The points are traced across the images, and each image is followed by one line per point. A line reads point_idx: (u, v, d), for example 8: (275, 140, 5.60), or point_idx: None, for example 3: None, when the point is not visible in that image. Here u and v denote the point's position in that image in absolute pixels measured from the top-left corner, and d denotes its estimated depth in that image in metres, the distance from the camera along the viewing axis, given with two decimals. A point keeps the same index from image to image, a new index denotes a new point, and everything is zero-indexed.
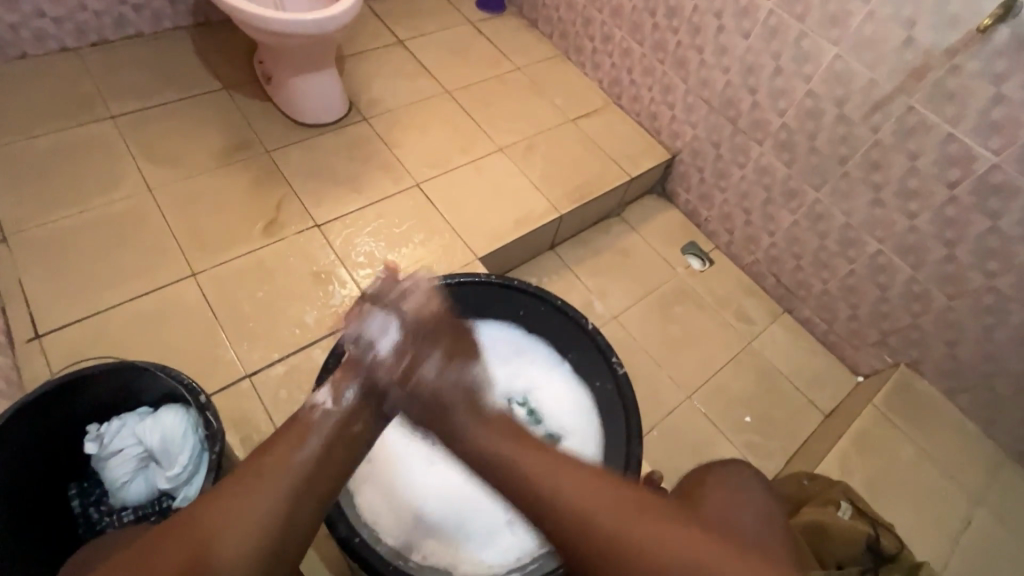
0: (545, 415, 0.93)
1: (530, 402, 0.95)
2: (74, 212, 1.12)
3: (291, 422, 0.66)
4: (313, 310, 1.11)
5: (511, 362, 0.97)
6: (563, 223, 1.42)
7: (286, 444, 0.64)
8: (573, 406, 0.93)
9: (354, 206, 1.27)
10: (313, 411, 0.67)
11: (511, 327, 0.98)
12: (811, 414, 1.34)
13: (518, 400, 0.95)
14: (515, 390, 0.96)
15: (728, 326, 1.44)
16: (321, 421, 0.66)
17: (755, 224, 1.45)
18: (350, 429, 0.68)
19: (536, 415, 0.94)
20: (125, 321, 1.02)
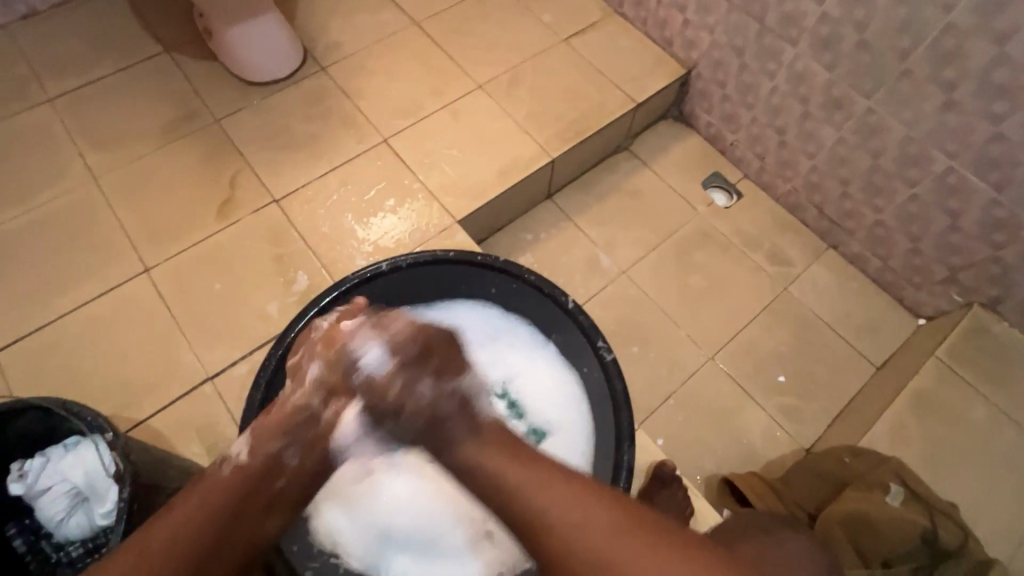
0: (527, 410, 0.81)
1: (510, 394, 0.82)
2: (20, 212, 1.05)
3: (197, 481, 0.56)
4: (275, 298, 1.00)
5: (488, 346, 0.85)
6: (558, 168, 1.23)
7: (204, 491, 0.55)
8: (555, 394, 0.81)
9: (315, 174, 1.12)
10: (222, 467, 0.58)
11: (484, 308, 0.85)
12: (859, 369, 1.15)
13: (497, 392, 0.82)
14: (493, 380, 0.83)
15: (759, 271, 1.24)
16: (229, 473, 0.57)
17: (792, 146, 1.20)
18: (277, 484, 0.58)
19: (517, 408, 0.82)
20: (79, 329, 0.95)
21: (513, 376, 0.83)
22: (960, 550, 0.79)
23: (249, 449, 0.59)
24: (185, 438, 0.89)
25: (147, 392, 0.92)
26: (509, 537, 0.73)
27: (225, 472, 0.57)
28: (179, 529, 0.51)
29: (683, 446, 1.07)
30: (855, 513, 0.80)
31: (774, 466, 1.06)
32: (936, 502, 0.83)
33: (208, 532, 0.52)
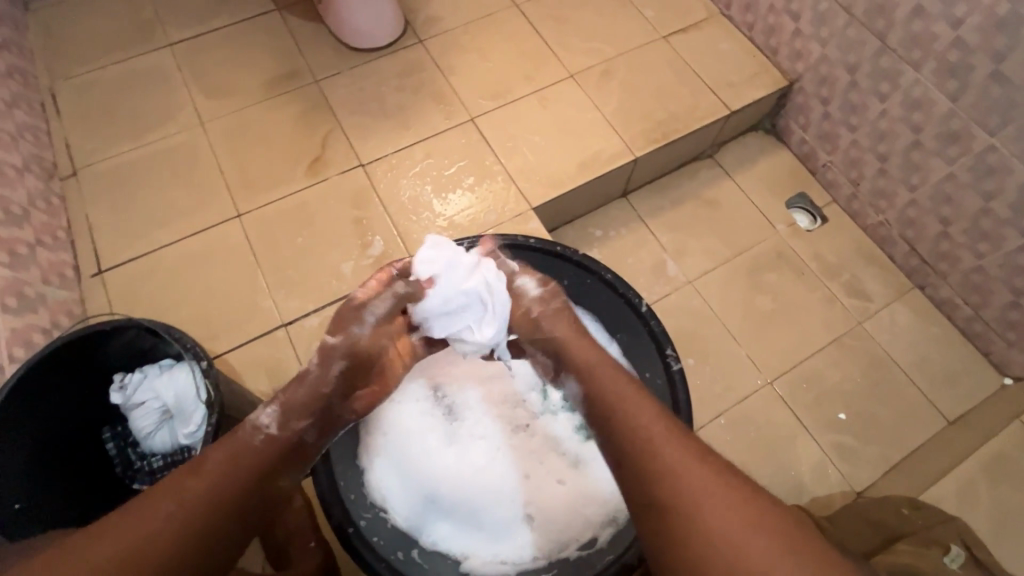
0: None
1: None
2: (136, 146, 1.13)
3: (226, 441, 0.59)
4: (351, 259, 1.05)
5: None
6: (638, 168, 1.21)
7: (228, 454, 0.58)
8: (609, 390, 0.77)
9: (401, 144, 1.15)
10: (255, 435, 0.61)
11: None
12: (930, 419, 1.09)
13: None
14: None
15: (833, 301, 1.19)
16: (257, 445, 0.61)
17: (892, 175, 1.14)
18: (295, 458, 0.64)
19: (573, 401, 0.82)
20: (174, 261, 1.03)
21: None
22: None
23: (280, 423, 0.63)
24: (256, 376, 0.95)
25: (227, 328, 0.98)
26: (549, 526, 0.74)
27: (258, 440, 0.61)
28: (208, 481, 0.55)
29: (728, 467, 1.04)
30: (904, 562, 0.78)
31: (820, 504, 1.02)
32: (999, 573, 0.79)
33: (237, 483, 0.57)
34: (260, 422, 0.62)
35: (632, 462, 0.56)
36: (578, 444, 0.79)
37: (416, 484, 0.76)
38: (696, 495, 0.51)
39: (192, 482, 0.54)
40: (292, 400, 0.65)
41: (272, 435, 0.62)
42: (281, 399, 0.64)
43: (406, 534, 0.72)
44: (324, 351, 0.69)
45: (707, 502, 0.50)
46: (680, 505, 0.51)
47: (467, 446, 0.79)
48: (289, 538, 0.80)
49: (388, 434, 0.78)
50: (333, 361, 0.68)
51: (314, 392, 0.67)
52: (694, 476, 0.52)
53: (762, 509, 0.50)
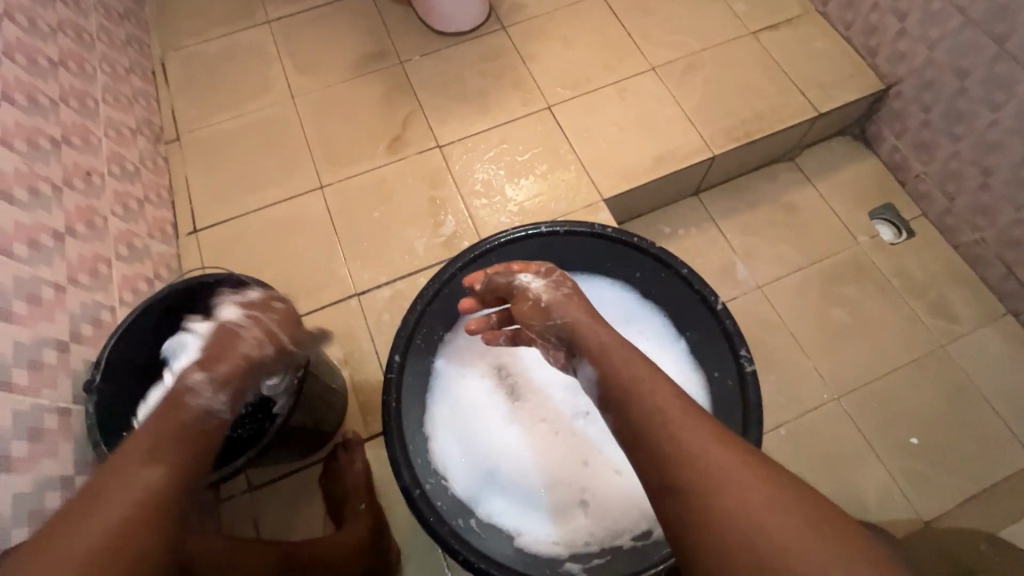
0: None
1: None
2: (234, 115, 1.21)
3: (175, 411, 0.57)
4: (423, 237, 1.08)
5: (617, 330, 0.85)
6: (714, 166, 1.18)
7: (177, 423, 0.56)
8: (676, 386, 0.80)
9: (478, 128, 1.17)
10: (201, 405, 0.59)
11: (623, 289, 0.86)
12: (1014, 455, 1.01)
13: None
14: None
15: (914, 320, 1.12)
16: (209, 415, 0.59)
17: (996, 190, 1.07)
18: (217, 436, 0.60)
19: None
20: (261, 226, 1.10)
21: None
22: None
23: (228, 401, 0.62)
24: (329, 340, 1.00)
25: (306, 292, 1.04)
26: (604, 514, 0.75)
27: (213, 425, 0.59)
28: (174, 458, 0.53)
29: None
30: None
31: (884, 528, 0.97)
32: None
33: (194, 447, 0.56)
34: (214, 407, 0.60)
35: (652, 443, 0.55)
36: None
37: (474, 460, 0.78)
38: (719, 478, 0.50)
39: (134, 474, 0.50)
40: (239, 382, 0.64)
41: (225, 420, 0.61)
42: (223, 374, 0.62)
43: (465, 504, 0.74)
44: (271, 339, 0.68)
45: (727, 488, 0.49)
46: (697, 484, 0.51)
47: (527, 427, 0.81)
48: (346, 497, 0.86)
49: (453, 407, 0.81)
50: (280, 353, 0.70)
51: (252, 372, 0.66)
52: (718, 462, 0.51)
53: (782, 489, 0.49)
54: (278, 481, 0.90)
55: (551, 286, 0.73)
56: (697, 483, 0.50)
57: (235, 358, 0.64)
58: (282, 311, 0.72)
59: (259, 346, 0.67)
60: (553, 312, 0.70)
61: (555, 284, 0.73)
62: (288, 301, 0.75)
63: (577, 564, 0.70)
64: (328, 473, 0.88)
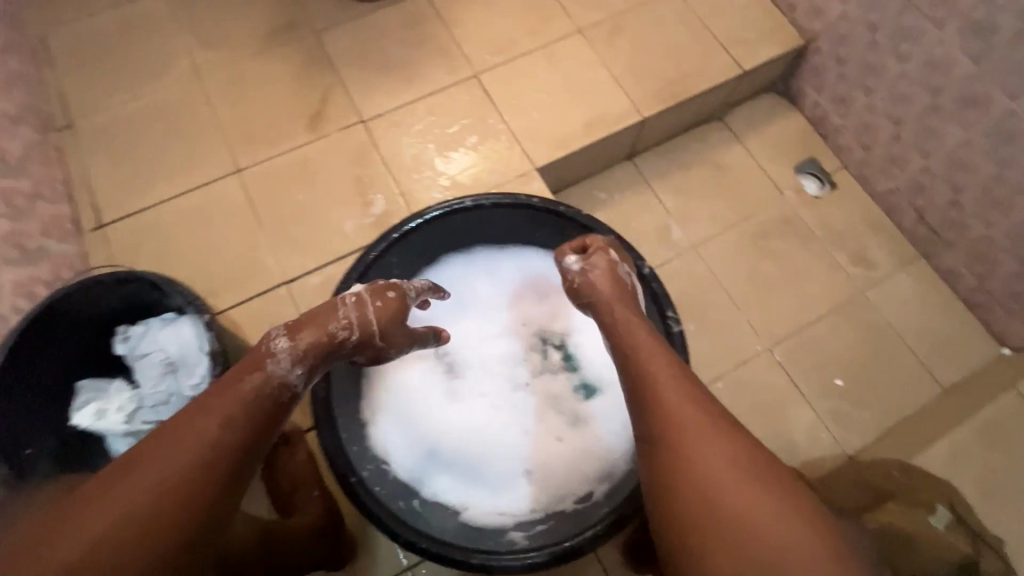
0: (582, 364, 0.83)
1: (567, 346, 0.84)
2: (133, 97, 1.10)
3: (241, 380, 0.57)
4: (352, 218, 1.04)
5: (551, 299, 0.85)
6: (645, 129, 1.18)
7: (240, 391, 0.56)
8: None
9: (403, 100, 1.12)
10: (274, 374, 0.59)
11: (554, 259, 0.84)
12: (925, 387, 1.10)
13: (553, 342, 0.84)
14: (553, 331, 0.84)
15: (837, 269, 1.18)
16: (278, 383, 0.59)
17: (906, 140, 1.12)
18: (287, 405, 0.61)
19: (573, 361, 0.83)
20: (175, 217, 1.02)
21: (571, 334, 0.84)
22: None
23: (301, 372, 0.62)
24: (259, 333, 0.95)
25: (230, 284, 0.98)
26: (548, 480, 0.76)
27: (285, 399, 0.60)
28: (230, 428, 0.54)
29: None
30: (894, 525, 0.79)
31: (813, 465, 1.04)
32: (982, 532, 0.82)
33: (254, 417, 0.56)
34: (289, 380, 0.60)
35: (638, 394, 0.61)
36: (577, 401, 0.81)
37: (417, 441, 0.77)
38: (689, 430, 0.56)
39: (182, 442, 0.51)
40: (318, 360, 0.64)
41: (297, 395, 0.62)
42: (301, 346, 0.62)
43: (408, 486, 0.74)
44: (363, 327, 0.67)
45: (695, 440, 0.55)
46: (674, 437, 0.56)
47: (469, 403, 0.81)
48: (292, 488, 0.82)
49: (391, 391, 0.79)
50: (368, 342, 0.68)
51: (333, 351, 0.66)
52: (691, 417, 0.57)
53: (742, 449, 0.54)
54: None
55: (585, 269, 0.72)
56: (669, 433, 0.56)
57: (320, 333, 0.64)
58: (393, 302, 0.69)
59: (348, 330, 0.66)
60: (580, 292, 0.73)
61: (594, 266, 0.72)
62: (406, 292, 0.72)
63: (520, 532, 0.72)
64: (268, 466, 0.83)
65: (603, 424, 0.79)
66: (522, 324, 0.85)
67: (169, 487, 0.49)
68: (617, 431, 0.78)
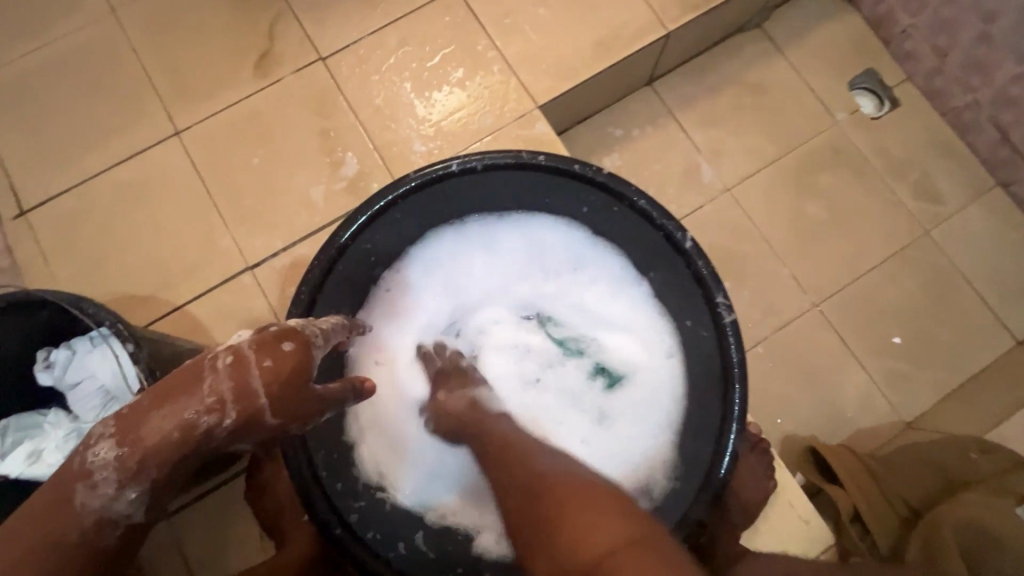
0: (606, 354, 0.66)
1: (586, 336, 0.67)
2: (38, 45, 0.90)
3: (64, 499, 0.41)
4: (320, 184, 0.86)
5: (562, 278, 0.68)
6: (669, 45, 0.96)
7: (69, 512, 0.41)
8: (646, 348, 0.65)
9: (369, 27, 0.90)
10: (98, 500, 0.42)
11: (570, 228, 0.68)
12: (997, 340, 0.96)
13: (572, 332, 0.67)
14: (570, 316, 0.67)
15: (898, 206, 1.01)
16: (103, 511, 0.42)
17: (998, 41, 0.90)
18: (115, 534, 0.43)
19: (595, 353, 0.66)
20: (109, 195, 0.85)
21: (587, 316, 0.67)
22: None
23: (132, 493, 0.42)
24: (225, 329, 0.82)
25: (185, 274, 0.83)
26: None
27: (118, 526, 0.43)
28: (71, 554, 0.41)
29: (766, 400, 0.93)
30: (973, 521, 0.67)
31: (865, 435, 0.92)
32: None
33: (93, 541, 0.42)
34: (119, 506, 0.42)
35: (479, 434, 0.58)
36: (600, 395, 0.65)
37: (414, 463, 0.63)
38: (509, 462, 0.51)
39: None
40: (165, 468, 0.42)
41: (135, 521, 0.44)
42: (129, 462, 0.41)
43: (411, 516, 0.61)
44: (240, 405, 0.43)
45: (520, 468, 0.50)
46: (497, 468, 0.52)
47: None
48: (279, 512, 0.71)
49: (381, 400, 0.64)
50: (257, 422, 0.45)
51: (197, 448, 0.43)
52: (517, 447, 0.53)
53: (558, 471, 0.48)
54: (191, 503, 0.74)
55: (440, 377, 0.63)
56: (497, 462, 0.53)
57: (170, 426, 0.41)
58: (291, 358, 0.45)
59: (219, 414, 0.42)
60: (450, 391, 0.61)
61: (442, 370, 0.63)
62: (309, 340, 0.47)
63: None
64: (252, 488, 0.72)
65: (634, 431, 0.63)
66: (527, 307, 0.68)
67: None
68: (653, 433, 0.62)
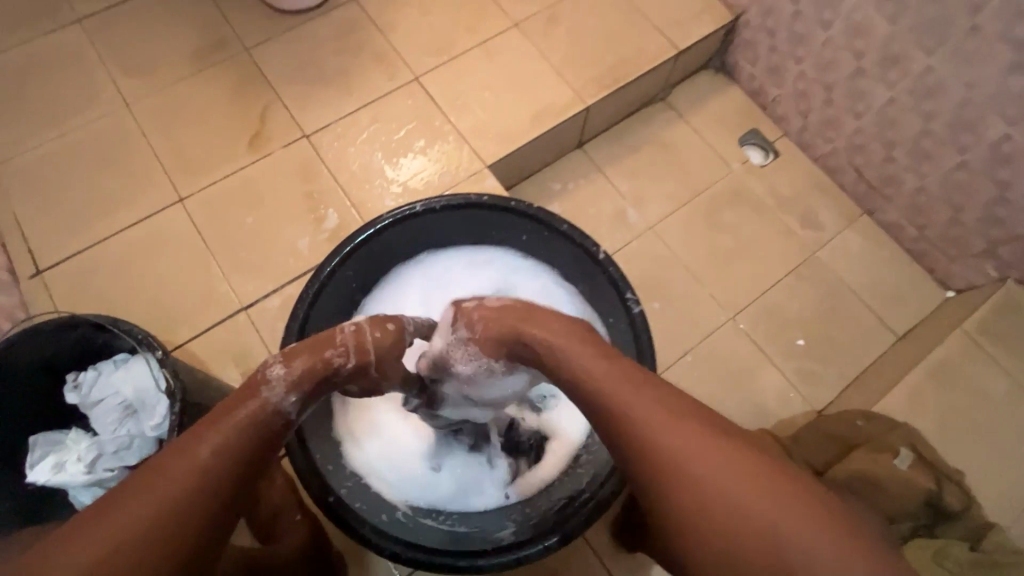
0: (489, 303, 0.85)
1: None
2: (60, 135, 1.05)
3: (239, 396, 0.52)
4: (306, 235, 1.02)
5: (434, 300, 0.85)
6: (591, 116, 1.19)
7: (227, 417, 0.50)
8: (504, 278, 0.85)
9: (345, 110, 1.11)
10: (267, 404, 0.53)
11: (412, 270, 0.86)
12: (881, 336, 1.15)
13: None
14: None
15: (790, 234, 1.22)
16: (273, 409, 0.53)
17: (839, 103, 1.16)
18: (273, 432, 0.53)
19: None
20: (119, 254, 0.98)
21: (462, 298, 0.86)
22: (964, 511, 0.82)
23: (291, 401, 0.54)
24: (221, 363, 0.93)
25: (186, 317, 0.95)
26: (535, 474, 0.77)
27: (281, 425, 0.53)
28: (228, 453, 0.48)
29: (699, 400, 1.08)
30: (861, 472, 0.83)
31: (785, 424, 1.07)
32: (943, 469, 0.85)
33: (251, 448, 0.50)
34: (283, 408, 0.53)
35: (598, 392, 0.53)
36: None
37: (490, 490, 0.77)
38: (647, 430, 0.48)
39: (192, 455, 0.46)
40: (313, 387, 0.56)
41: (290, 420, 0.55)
42: (298, 375, 0.55)
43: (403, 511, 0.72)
44: (361, 356, 0.59)
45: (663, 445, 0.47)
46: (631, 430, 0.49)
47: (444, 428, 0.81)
48: (274, 517, 0.79)
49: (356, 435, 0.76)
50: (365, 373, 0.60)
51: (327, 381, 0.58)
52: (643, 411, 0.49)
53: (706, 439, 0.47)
54: None
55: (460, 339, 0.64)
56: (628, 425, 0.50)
57: (316, 359, 0.57)
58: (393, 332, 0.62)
59: (345, 358, 0.58)
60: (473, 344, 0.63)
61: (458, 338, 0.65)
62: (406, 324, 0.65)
63: (508, 530, 0.70)
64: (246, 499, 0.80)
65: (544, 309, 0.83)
66: None
67: (178, 508, 0.43)
68: (545, 281, 0.85)
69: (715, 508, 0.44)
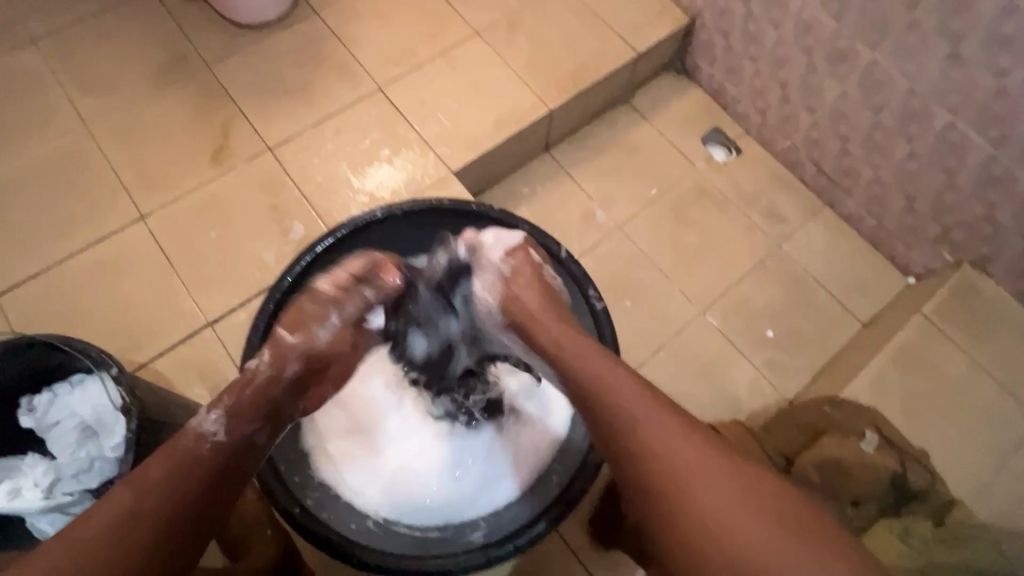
0: None
1: None
2: (14, 156, 1.03)
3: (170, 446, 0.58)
4: (272, 248, 1.01)
5: None
6: (555, 120, 1.21)
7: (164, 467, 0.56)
8: None
9: (309, 122, 1.11)
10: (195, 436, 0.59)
11: None
12: (846, 324, 1.17)
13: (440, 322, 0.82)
14: None
15: (755, 229, 1.25)
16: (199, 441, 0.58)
17: (794, 100, 1.20)
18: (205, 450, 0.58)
19: None
20: (78, 274, 0.96)
21: None
22: (926, 491, 0.84)
23: (225, 429, 0.60)
24: (187, 379, 0.91)
25: (149, 336, 0.94)
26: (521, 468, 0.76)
27: (207, 449, 0.58)
28: (164, 490, 0.54)
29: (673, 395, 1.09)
30: (828, 457, 0.84)
31: (757, 415, 1.09)
32: (908, 450, 0.86)
33: (191, 483, 0.56)
34: (206, 429, 0.59)
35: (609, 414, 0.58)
36: None
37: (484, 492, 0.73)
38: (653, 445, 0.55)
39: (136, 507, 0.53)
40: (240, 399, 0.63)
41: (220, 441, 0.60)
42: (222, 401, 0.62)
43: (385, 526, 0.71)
44: (277, 359, 0.66)
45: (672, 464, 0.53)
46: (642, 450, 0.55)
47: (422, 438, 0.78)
48: (242, 534, 0.77)
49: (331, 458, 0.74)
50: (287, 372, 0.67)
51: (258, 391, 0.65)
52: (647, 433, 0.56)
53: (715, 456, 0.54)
54: None
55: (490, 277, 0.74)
56: (635, 449, 0.55)
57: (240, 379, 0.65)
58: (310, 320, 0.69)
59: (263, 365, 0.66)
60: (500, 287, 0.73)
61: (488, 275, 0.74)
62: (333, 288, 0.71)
63: (480, 532, 0.71)
64: None
65: None
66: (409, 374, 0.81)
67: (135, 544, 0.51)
68: None
69: (709, 525, 0.51)
